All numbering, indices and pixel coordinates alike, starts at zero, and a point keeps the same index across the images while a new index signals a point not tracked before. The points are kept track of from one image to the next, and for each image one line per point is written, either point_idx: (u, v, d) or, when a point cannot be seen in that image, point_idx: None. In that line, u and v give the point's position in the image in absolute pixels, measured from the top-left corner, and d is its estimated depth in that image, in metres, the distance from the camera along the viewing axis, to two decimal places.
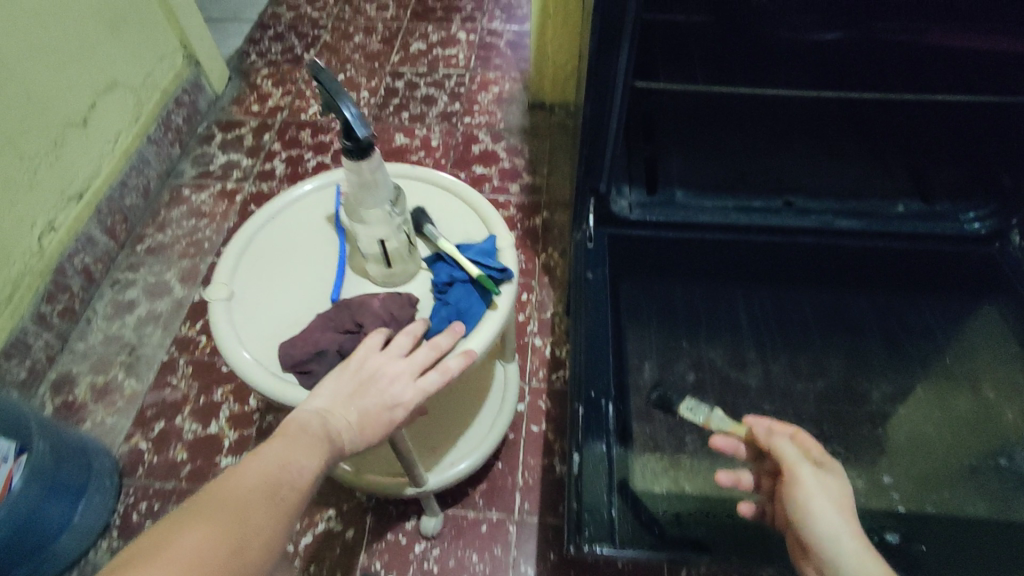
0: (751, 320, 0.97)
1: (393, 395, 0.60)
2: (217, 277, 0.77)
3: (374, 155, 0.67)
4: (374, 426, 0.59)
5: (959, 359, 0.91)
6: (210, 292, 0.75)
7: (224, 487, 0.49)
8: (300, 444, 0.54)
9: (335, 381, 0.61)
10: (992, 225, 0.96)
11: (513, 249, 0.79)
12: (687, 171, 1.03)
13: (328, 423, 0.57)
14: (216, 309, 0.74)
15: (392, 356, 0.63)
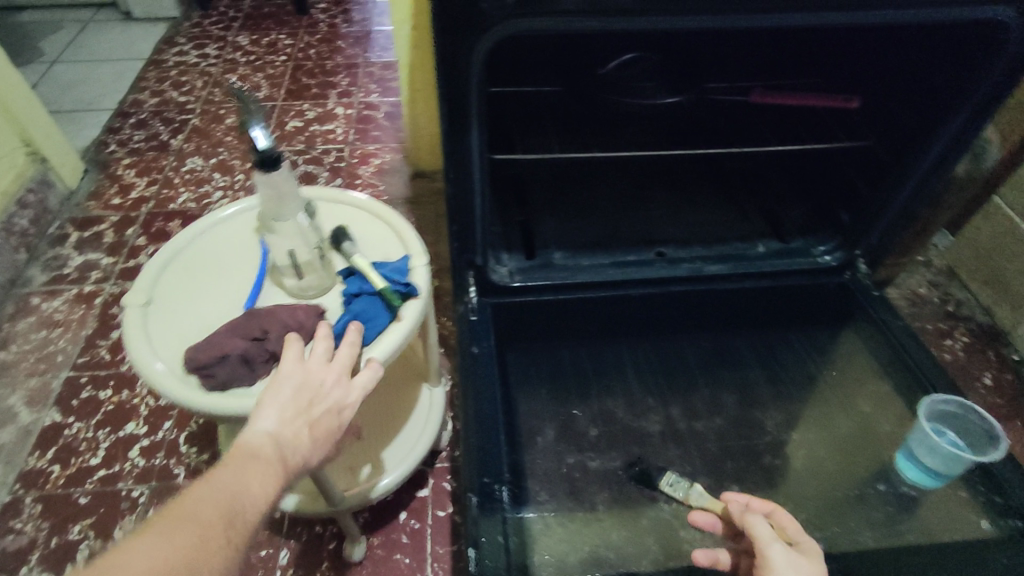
0: (636, 374, 0.99)
1: (337, 400, 0.58)
2: (137, 285, 0.71)
3: (283, 168, 0.65)
4: (320, 439, 0.55)
5: (829, 389, 0.97)
6: (128, 297, 0.69)
7: (168, 524, 0.44)
8: (237, 476, 0.49)
9: (274, 395, 0.56)
10: (841, 256, 1.01)
11: (428, 268, 0.74)
12: (562, 231, 1.04)
13: (279, 443, 0.52)
14: (131, 315, 0.67)
15: (322, 364, 0.59)
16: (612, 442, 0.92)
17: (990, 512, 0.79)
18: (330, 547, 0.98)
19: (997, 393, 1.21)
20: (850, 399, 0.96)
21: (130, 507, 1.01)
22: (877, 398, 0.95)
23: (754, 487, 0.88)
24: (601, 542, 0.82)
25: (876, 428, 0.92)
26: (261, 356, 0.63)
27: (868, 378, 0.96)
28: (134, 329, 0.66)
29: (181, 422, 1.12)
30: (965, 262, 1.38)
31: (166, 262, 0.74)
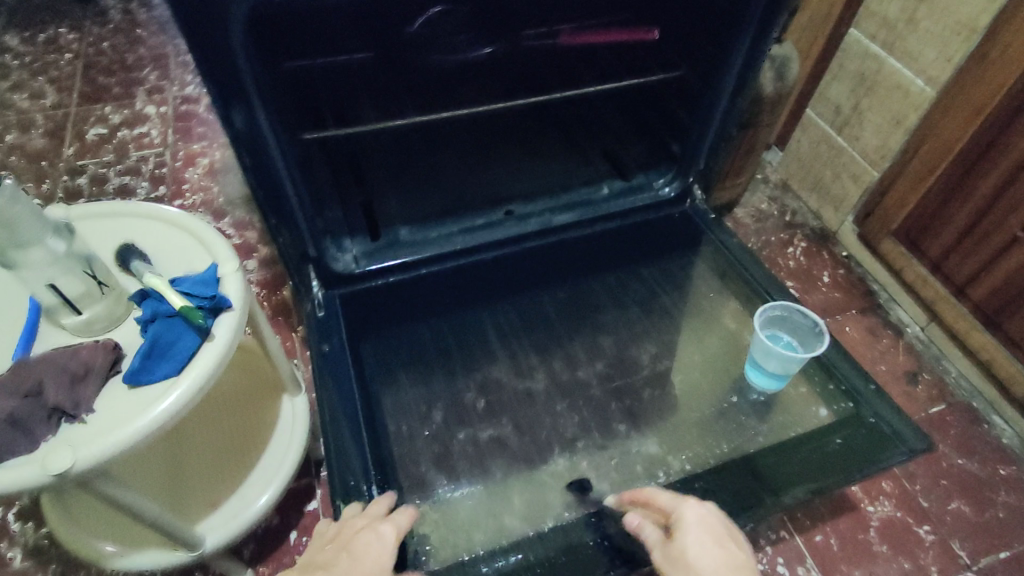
0: (497, 333, 0.98)
1: (365, 529, 0.63)
2: None
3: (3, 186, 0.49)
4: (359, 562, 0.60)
5: (689, 314, 1.03)
6: None
7: None
8: None
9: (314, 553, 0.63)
10: (678, 186, 1.05)
11: (239, 274, 0.65)
12: (405, 206, 1.00)
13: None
14: None
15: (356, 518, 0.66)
16: (490, 411, 0.91)
17: (827, 400, 0.85)
18: None
19: (833, 288, 1.34)
20: (715, 313, 1.02)
21: None
22: (738, 313, 1.02)
23: (630, 424, 0.90)
24: (496, 514, 0.81)
25: (741, 337, 1.00)
26: (36, 413, 0.52)
27: (719, 296, 1.03)
28: None
29: None
30: (794, 174, 1.50)
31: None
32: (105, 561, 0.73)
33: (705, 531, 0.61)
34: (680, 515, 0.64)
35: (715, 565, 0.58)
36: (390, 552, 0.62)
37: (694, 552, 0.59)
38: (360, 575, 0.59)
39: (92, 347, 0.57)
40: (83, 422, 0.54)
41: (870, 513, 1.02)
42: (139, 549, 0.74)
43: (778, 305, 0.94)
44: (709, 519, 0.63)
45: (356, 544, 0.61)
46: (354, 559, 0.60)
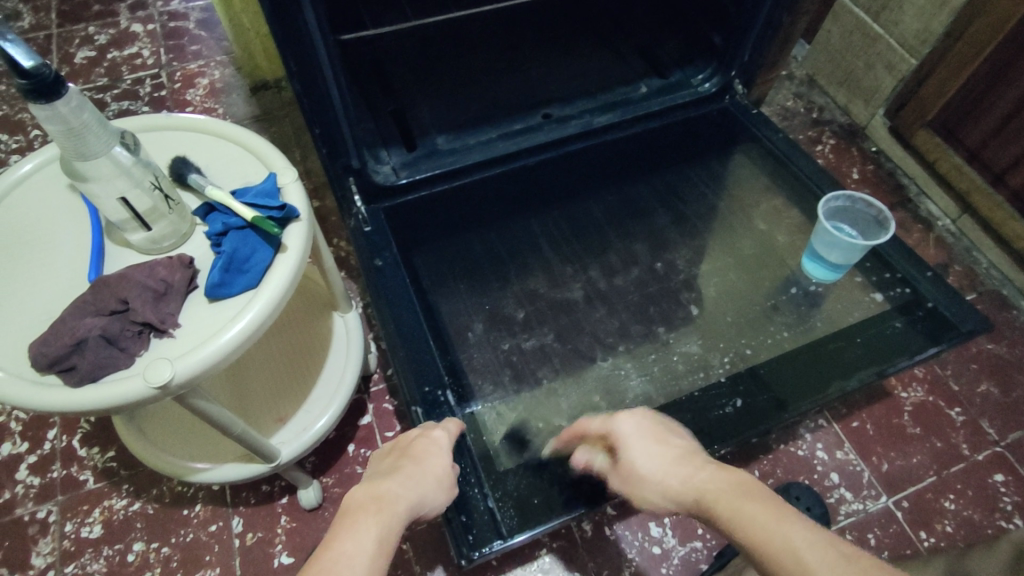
0: (549, 241, 0.97)
1: (421, 442, 0.64)
2: None
3: (66, 89, 0.45)
4: (430, 472, 0.60)
5: (735, 213, 1.02)
6: None
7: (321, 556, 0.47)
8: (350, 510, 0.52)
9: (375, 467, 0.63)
10: (719, 81, 1.03)
11: (300, 184, 0.62)
12: (439, 114, 0.95)
13: (376, 485, 0.56)
14: None
15: (409, 434, 0.66)
16: (541, 316, 0.91)
17: (880, 287, 0.89)
18: (284, 501, 0.93)
19: (863, 184, 1.32)
20: (747, 216, 1.02)
21: (41, 530, 0.89)
22: (775, 211, 1.02)
23: (679, 324, 0.92)
24: (558, 414, 0.83)
25: (775, 239, 1.00)
26: (127, 330, 0.52)
27: (755, 196, 1.04)
28: None
29: (69, 425, 0.98)
30: (821, 68, 1.44)
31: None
32: (185, 475, 0.75)
33: (643, 435, 0.61)
34: (615, 425, 0.64)
35: (659, 463, 0.57)
36: (447, 452, 0.64)
37: (641, 461, 0.58)
38: (428, 475, 0.60)
39: (167, 264, 0.55)
40: (171, 337, 0.53)
41: (903, 398, 1.06)
42: (215, 463, 0.76)
43: (841, 196, 0.95)
44: (644, 424, 0.63)
45: (415, 449, 0.63)
46: (418, 462, 0.61)
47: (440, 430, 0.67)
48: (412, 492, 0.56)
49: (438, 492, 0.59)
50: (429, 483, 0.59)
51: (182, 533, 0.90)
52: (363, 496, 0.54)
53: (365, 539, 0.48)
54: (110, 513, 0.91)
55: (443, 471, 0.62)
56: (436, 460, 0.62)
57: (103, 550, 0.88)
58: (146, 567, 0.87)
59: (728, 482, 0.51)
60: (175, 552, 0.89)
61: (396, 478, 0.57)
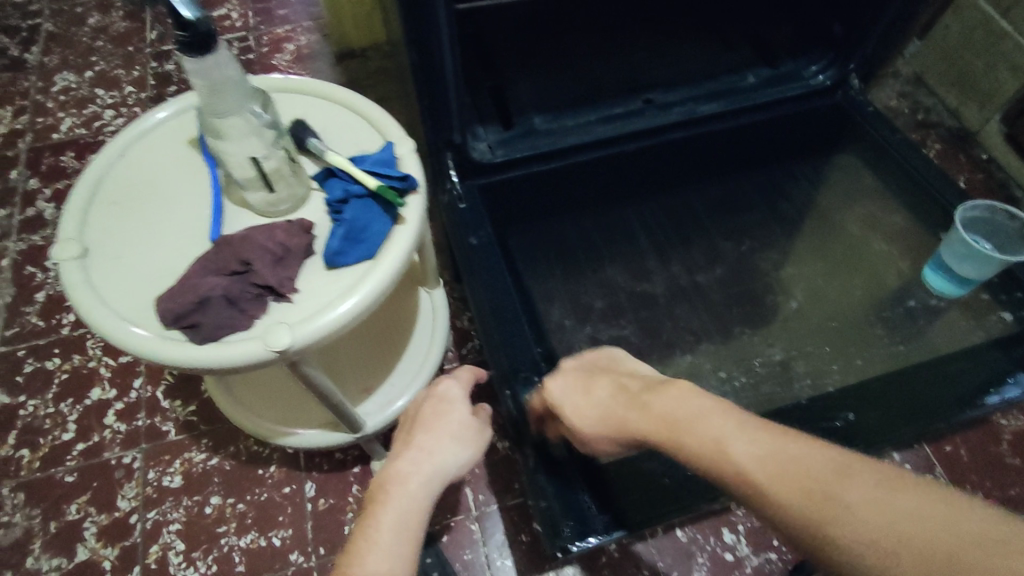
0: (646, 232, 0.96)
1: (434, 400, 0.71)
2: (62, 233, 0.56)
3: (218, 45, 0.45)
4: (446, 433, 0.66)
5: (838, 210, 0.99)
6: (57, 252, 0.54)
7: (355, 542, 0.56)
8: (379, 493, 0.60)
9: (400, 440, 0.69)
10: (834, 75, 0.96)
11: (416, 154, 0.60)
12: (538, 92, 0.92)
13: (398, 462, 0.63)
14: (70, 275, 0.53)
15: (426, 403, 0.71)
16: (620, 308, 0.89)
17: (1011, 306, 0.86)
18: (356, 470, 0.93)
19: (970, 193, 1.23)
20: (840, 220, 0.98)
21: (127, 475, 0.93)
22: (869, 218, 0.98)
23: (765, 327, 0.89)
24: None
25: (871, 242, 0.96)
26: (247, 292, 0.52)
27: (851, 200, 1.00)
28: (81, 287, 0.53)
29: (154, 375, 1.01)
30: (933, 67, 1.35)
31: (92, 191, 0.58)
32: (273, 437, 0.76)
33: (572, 393, 0.59)
34: (547, 393, 0.61)
35: (595, 412, 0.57)
36: (458, 402, 0.71)
37: (576, 418, 0.58)
38: (443, 438, 0.66)
39: (289, 225, 0.54)
40: (289, 302, 0.53)
41: (1002, 425, 0.99)
42: (303, 428, 0.76)
43: (980, 206, 0.89)
44: (567, 379, 0.61)
45: (426, 420, 0.68)
46: (431, 430, 0.67)
47: (449, 383, 0.73)
48: (428, 466, 0.62)
49: (455, 457, 0.65)
50: (447, 448, 0.65)
51: (257, 492, 0.92)
52: (386, 478, 0.62)
53: (385, 528, 0.56)
54: (190, 465, 0.94)
55: (456, 430, 0.67)
56: (448, 421, 0.67)
57: (183, 500, 0.91)
58: (222, 521, 0.90)
59: (671, 406, 0.51)
60: (250, 509, 0.91)
61: (412, 453, 0.64)
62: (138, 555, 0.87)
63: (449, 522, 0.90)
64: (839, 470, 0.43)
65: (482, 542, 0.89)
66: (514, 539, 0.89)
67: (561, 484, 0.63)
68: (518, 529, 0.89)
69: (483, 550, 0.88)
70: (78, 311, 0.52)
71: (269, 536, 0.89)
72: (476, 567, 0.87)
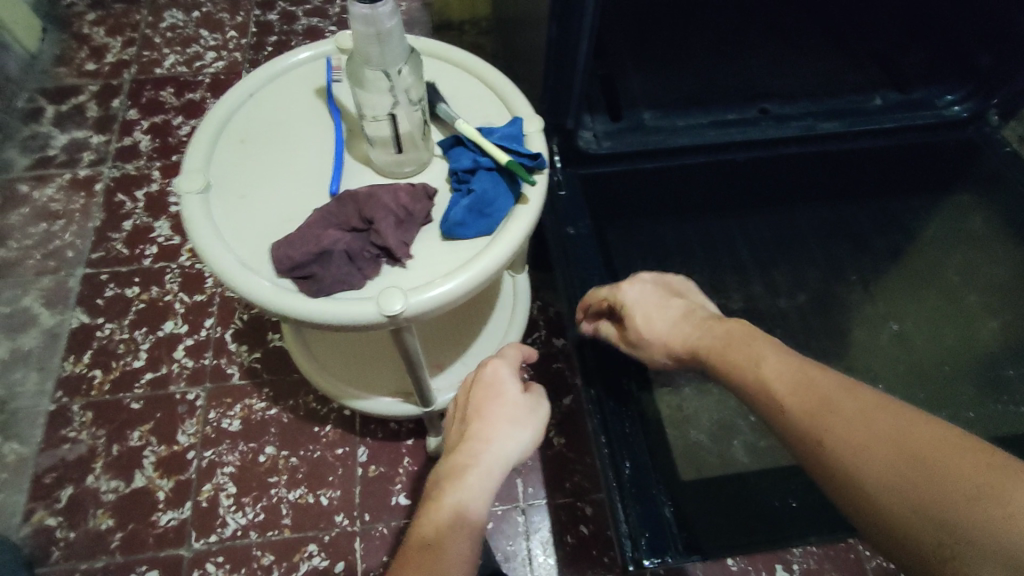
0: (747, 246, 0.92)
1: (485, 379, 0.63)
2: (187, 166, 0.56)
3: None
4: (500, 417, 0.60)
5: (950, 249, 0.94)
6: (180, 184, 0.54)
7: (417, 540, 0.52)
8: (439, 485, 0.56)
9: (454, 427, 0.63)
10: (971, 107, 0.91)
11: (543, 135, 0.58)
12: (650, 88, 0.88)
13: (454, 454, 0.58)
14: (191, 208, 0.53)
15: (477, 381, 0.64)
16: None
17: None
18: (409, 443, 0.93)
19: None
20: (939, 262, 0.93)
21: (189, 411, 0.94)
22: (970, 266, 0.93)
23: (850, 365, 0.85)
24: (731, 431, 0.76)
25: (973, 293, 0.91)
26: (366, 251, 0.51)
27: (959, 244, 0.94)
28: (201, 222, 0.52)
29: (225, 317, 1.02)
30: None
31: (219, 127, 0.58)
32: (342, 398, 0.76)
33: (648, 305, 0.62)
34: (621, 296, 0.64)
35: (661, 321, 0.60)
36: (511, 381, 0.63)
37: (644, 324, 0.61)
38: (499, 426, 0.59)
39: (413, 187, 0.53)
40: (403, 267, 0.51)
41: None
42: (372, 394, 0.76)
43: None
44: (644, 288, 0.63)
45: (478, 403, 0.61)
46: (484, 415, 0.60)
47: (498, 361, 0.64)
48: (486, 456, 0.57)
49: (513, 443, 0.59)
50: (504, 435, 0.59)
51: (311, 448, 0.92)
52: (444, 470, 0.57)
53: (450, 527, 0.52)
54: (250, 411, 0.94)
55: (512, 415, 0.60)
56: (502, 403, 0.60)
57: (239, 445, 0.92)
58: (275, 471, 0.90)
59: (745, 328, 0.55)
60: (302, 465, 0.91)
61: (468, 443, 0.58)
62: (191, 491, 0.88)
63: (496, 510, 0.89)
64: (845, 387, 0.46)
65: (526, 536, 0.87)
66: (559, 538, 0.87)
67: (643, 496, 0.62)
68: (564, 529, 0.87)
69: (527, 544, 0.86)
70: (195, 246, 0.52)
71: (318, 494, 0.89)
72: (516, 560, 0.85)
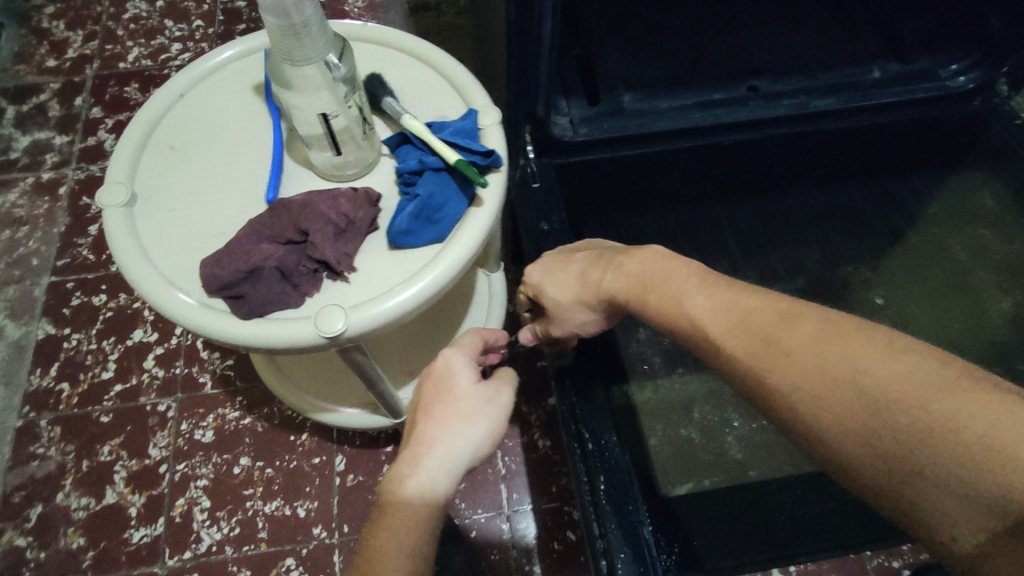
0: (736, 235, 0.88)
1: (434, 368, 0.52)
2: (112, 176, 0.51)
3: None
4: (446, 414, 0.49)
5: (952, 228, 0.89)
6: (103, 196, 0.49)
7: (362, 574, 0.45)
8: (383, 504, 0.47)
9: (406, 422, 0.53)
10: (978, 77, 0.82)
11: (501, 128, 0.53)
12: (630, 67, 0.81)
13: (398, 462, 0.48)
14: (115, 222, 0.49)
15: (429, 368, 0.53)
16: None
17: None
18: (389, 450, 0.89)
19: None
20: (942, 243, 0.88)
21: (161, 423, 0.91)
22: (975, 244, 0.87)
23: None
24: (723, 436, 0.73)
25: (980, 275, 0.85)
26: (302, 266, 0.46)
27: (962, 222, 0.89)
28: (126, 238, 0.48)
29: None
30: None
31: (147, 130, 0.54)
32: (307, 411, 0.72)
33: (551, 269, 0.54)
34: (528, 277, 0.55)
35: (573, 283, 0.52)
36: (464, 369, 0.51)
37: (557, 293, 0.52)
38: (444, 425, 0.48)
39: (354, 191, 0.48)
40: (344, 281, 0.47)
41: None
42: (338, 406, 0.72)
43: None
44: (543, 262, 0.55)
45: (425, 399, 0.50)
46: (428, 412, 0.49)
47: (450, 348, 0.53)
48: (428, 466, 0.47)
49: (463, 444, 0.48)
50: (453, 435, 0.48)
51: (287, 458, 0.89)
52: (387, 482, 0.48)
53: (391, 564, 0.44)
54: (223, 421, 0.91)
55: (461, 410, 0.49)
56: (452, 398, 0.49)
57: (213, 456, 0.89)
58: (249, 484, 0.87)
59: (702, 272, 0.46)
60: (278, 476, 0.88)
61: (410, 449, 0.48)
62: (163, 506, 0.85)
63: (480, 518, 0.85)
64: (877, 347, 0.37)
65: (512, 544, 0.83)
66: (545, 545, 0.83)
67: (620, 512, 0.56)
68: (550, 535, 0.84)
69: (512, 551, 0.83)
70: (119, 265, 0.48)
71: (295, 506, 0.86)
72: (502, 569, 0.82)
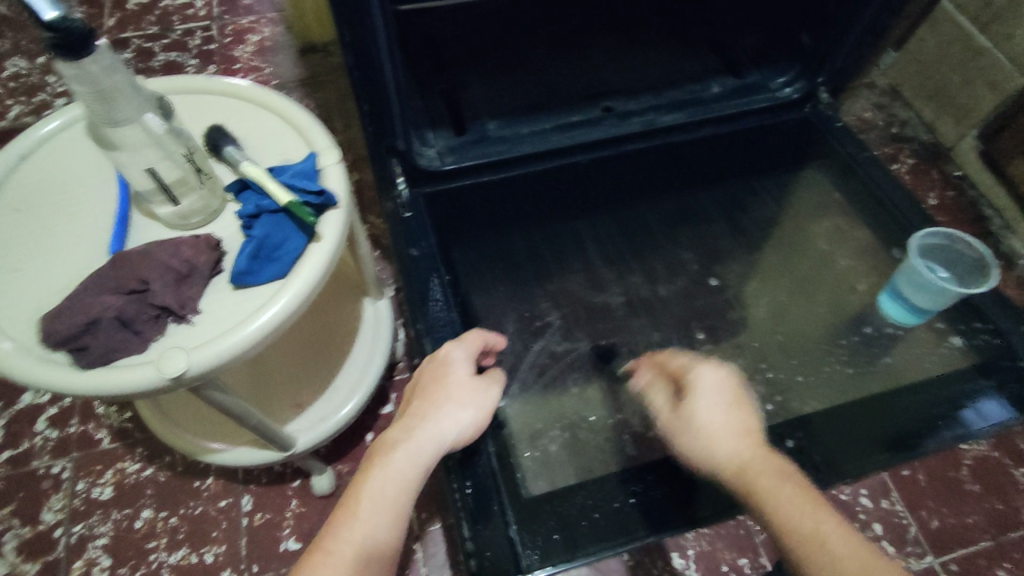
0: (598, 247, 0.92)
1: (437, 361, 0.60)
2: None
3: (100, 48, 0.41)
4: (441, 396, 0.56)
5: (792, 221, 0.96)
6: None
7: (342, 518, 0.49)
8: (367, 463, 0.52)
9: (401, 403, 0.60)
10: (802, 88, 0.93)
11: (341, 167, 0.57)
12: (493, 98, 0.87)
13: (389, 430, 0.54)
14: None
15: (428, 363, 0.60)
16: (573, 321, 0.85)
17: (961, 331, 0.82)
18: (296, 484, 0.90)
19: (941, 211, 1.12)
20: (796, 237, 0.94)
21: (55, 485, 0.89)
22: (833, 232, 0.94)
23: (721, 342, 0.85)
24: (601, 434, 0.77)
25: (834, 259, 0.93)
26: (143, 313, 0.48)
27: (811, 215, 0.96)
28: None
29: None
30: (910, 79, 1.22)
31: None
32: (196, 454, 0.73)
33: (718, 397, 0.55)
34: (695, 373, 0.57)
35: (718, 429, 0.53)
36: (464, 365, 0.60)
37: (703, 418, 0.54)
38: (441, 403, 0.56)
39: (195, 237, 0.51)
40: (190, 323, 0.49)
41: (963, 450, 0.89)
42: (227, 445, 0.73)
43: (937, 233, 0.87)
44: (723, 381, 0.56)
45: (426, 382, 0.58)
46: (427, 394, 0.57)
47: (454, 346, 0.61)
48: (420, 434, 0.53)
49: (452, 422, 0.55)
50: (446, 412, 0.55)
51: (191, 505, 0.88)
52: (377, 446, 0.53)
53: (372, 508, 0.49)
54: (122, 476, 0.90)
55: (457, 396, 0.57)
56: (449, 384, 0.57)
57: (112, 513, 0.87)
58: (152, 536, 0.86)
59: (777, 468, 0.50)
60: (183, 524, 0.87)
61: (405, 419, 0.54)
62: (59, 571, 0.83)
63: None
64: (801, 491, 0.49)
65: (422, 563, 0.85)
66: (454, 559, 0.86)
67: (484, 512, 0.60)
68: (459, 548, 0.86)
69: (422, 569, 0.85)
70: None
71: (201, 553, 0.85)
72: None
